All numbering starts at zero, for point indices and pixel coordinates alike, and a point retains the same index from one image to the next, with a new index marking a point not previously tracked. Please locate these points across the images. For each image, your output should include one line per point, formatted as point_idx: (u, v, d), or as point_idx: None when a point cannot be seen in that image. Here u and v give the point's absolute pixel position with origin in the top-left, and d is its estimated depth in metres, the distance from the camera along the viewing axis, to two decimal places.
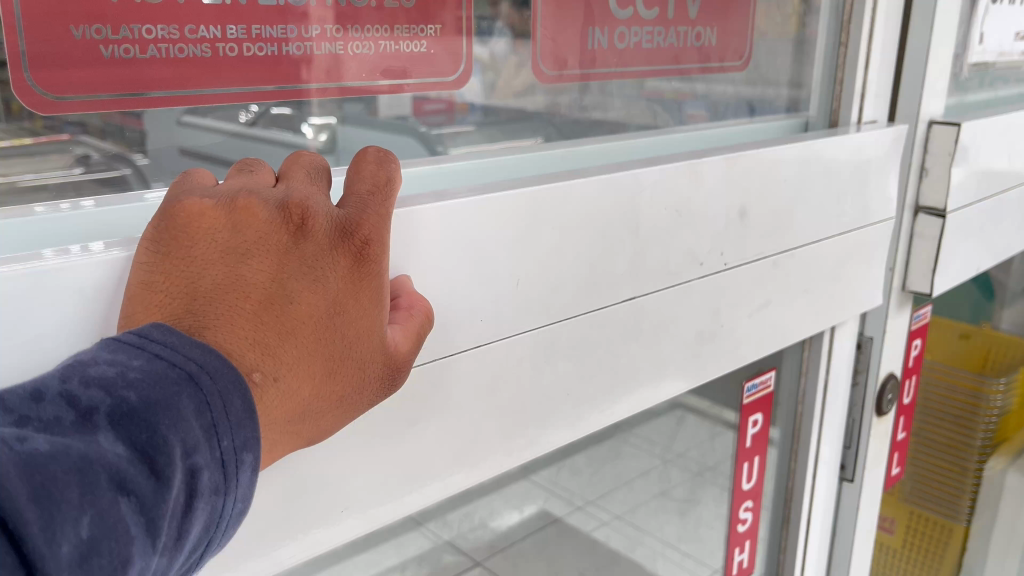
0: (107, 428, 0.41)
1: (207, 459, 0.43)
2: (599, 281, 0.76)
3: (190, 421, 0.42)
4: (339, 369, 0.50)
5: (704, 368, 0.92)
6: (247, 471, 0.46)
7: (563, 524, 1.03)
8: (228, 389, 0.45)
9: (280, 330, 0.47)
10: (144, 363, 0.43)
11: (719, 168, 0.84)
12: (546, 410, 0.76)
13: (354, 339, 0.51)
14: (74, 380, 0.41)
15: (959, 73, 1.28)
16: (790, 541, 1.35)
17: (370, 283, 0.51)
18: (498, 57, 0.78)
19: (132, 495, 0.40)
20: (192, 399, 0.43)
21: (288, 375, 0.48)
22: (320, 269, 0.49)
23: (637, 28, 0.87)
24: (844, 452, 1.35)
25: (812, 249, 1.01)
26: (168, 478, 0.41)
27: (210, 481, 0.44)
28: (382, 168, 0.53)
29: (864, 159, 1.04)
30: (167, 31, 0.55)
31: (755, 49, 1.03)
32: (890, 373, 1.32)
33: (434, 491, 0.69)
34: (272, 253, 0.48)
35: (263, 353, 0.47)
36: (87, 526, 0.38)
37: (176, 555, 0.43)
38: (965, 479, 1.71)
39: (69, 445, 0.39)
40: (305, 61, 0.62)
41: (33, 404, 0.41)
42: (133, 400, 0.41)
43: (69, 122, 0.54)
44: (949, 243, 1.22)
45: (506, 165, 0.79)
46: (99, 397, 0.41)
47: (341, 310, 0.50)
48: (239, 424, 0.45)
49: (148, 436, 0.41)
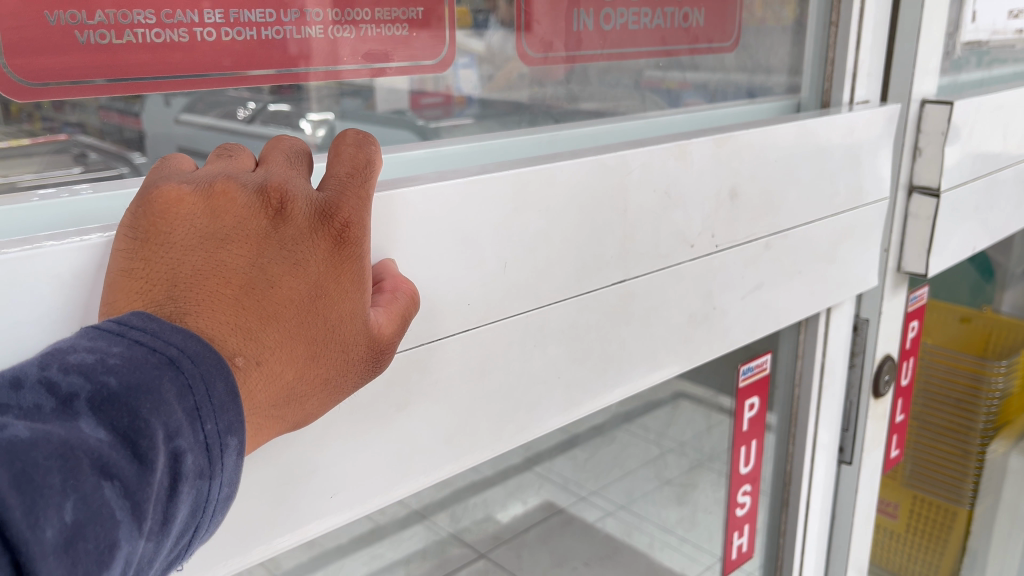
0: (88, 414, 0.41)
1: (190, 443, 0.43)
2: (588, 264, 0.76)
3: (172, 404, 0.42)
4: (324, 352, 0.50)
5: (698, 351, 0.92)
6: (232, 454, 0.46)
7: (566, 514, 1.03)
8: (210, 372, 0.45)
9: (259, 314, 0.48)
10: (124, 349, 0.42)
11: (707, 148, 0.84)
12: (536, 394, 0.76)
13: (337, 322, 0.50)
14: (53, 366, 0.41)
15: (953, 52, 1.27)
16: (789, 524, 1.35)
17: (352, 265, 0.50)
18: (495, 49, 0.78)
19: (116, 479, 0.39)
20: (173, 383, 0.43)
21: (270, 359, 0.48)
22: (301, 252, 0.48)
23: (624, 9, 0.86)
24: (842, 435, 1.35)
25: (804, 231, 1.01)
26: (151, 461, 0.41)
27: (194, 464, 0.43)
28: (361, 150, 0.53)
29: (856, 140, 1.04)
30: (143, 16, 0.54)
31: (745, 31, 1.02)
32: (887, 354, 1.32)
33: (426, 477, 0.69)
34: (251, 238, 0.47)
35: (245, 338, 0.47)
36: (70, 510, 0.37)
37: (163, 539, 0.43)
38: (968, 461, 1.71)
39: (50, 431, 0.38)
40: (293, 44, 0.62)
41: (13, 391, 0.40)
42: (114, 385, 0.41)
43: (68, 123, 0.55)
44: (944, 224, 1.22)
45: (495, 150, 0.78)
46: (79, 383, 0.41)
47: (322, 293, 0.49)
48: (223, 407, 0.45)
49: (130, 420, 0.41)
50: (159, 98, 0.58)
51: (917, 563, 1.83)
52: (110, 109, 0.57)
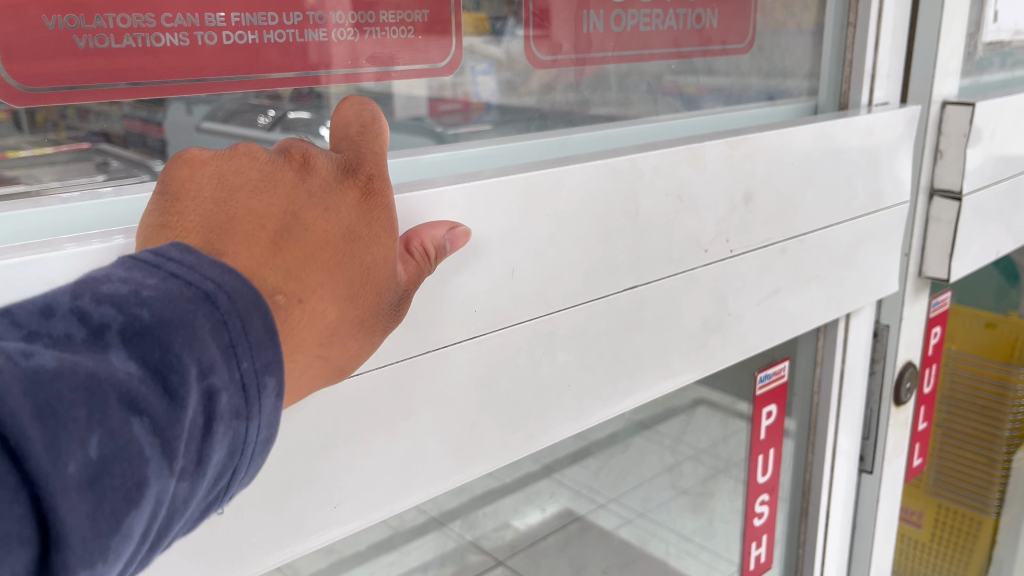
0: (119, 346, 0.37)
1: (226, 381, 0.39)
2: (599, 270, 0.75)
3: (206, 339, 0.38)
4: (362, 297, 0.49)
5: (712, 358, 0.91)
6: (270, 395, 0.41)
7: (585, 521, 1.02)
8: (248, 310, 0.41)
9: (296, 256, 0.46)
10: (159, 281, 0.39)
11: (720, 152, 0.82)
12: (546, 402, 0.75)
13: (372, 267, 0.49)
14: (86, 296, 0.38)
15: (973, 52, 1.24)
16: (808, 535, 1.32)
17: (381, 214, 0.50)
18: (515, 54, 0.78)
19: (144, 415, 0.36)
20: (208, 318, 0.39)
21: (311, 299, 0.46)
22: (330, 200, 0.48)
23: (635, 10, 0.85)
24: (863, 443, 1.33)
25: (822, 235, 0.99)
26: (182, 398, 0.37)
27: (230, 404, 0.39)
28: (364, 108, 0.53)
29: (875, 142, 1.02)
30: (143, 20, 0.53)
31: (759, 32, 1.00)
32: (908, 361, 1.29)
33: (431, 489, 0.68)
34: (280, 189, 0.47)
35: (285, 276, 0.45)
36: (95, 445, 0.34)
37: (198, 481, 0.39)
38: (994, 470, 1.67)
39: (77, 362, 0.35)
40: (312, 50, 0.62)
41: (43, 319, 0.37)
42: (146, 317, 0.38)
43: (92, 132, 0.56)
44: (965, 228, 1.19)
45: (509, 154, 0.77)
46: (110, 314, 0.37)
47: (355, 237, 0.48)
48: (260, 345, 0.41)
49: (162, 354, 0.37)
50: (182, 105, 0.58)
51: (940, 568, 1.84)
52: (133, 117, 0.57)
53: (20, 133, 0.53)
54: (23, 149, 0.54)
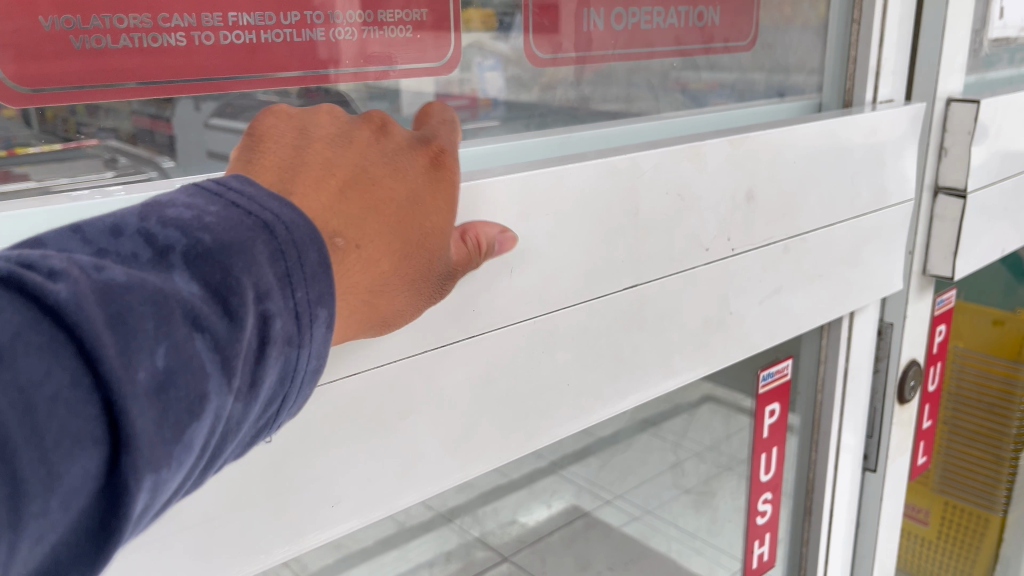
0: (183, 268, 0.40)
1: (279, 307, 0.42)
2: (599, 268, 0.75)
3: (263, 266, 0.42)
4: (409, 255, 0.53)
5: (714, 356, 0.90)
6: (320, 326, 0.45)
7: (591, 518, 1.02)
8: (303, 242, 0.44)
9: (360, 206, 0.50)
10: (220, 210, 0.43)
11: (721, 150, 0.82)
12: (546, 401, 0.75)
13: (423, 231, 0.54)
14: (152, 219, 0.41)
15: (979, 49, 1.23)
16: (812, 534, 1.32)
17: (443, 188, 0.55)
18: (521, 50, 0.78)
19: (206, 332, 0.39)
20: (266, 247, 0.42)
21: (366, 245, 0.50)
22: (398, 164, 0.54)
23: (636, 9, 0.84)
24: (867, 441, 1.32)
25: (825, 233, 0.98)
26: (241, 318, 0.40)
27: (283, 329, 0.43)
28: (443, 113, 0.61)
29: (879, 139, 1.01)
30: (139, 20, 0.53)
31: (762, 29, 1.00)
32: (912, 359, 1.29)
33: (430, 488, 0.68)
34: (355, 147, 0.53)
35: (347, 221, 0.50)
36: (162, 355, 0.36)
37: (252, 402, 0.42)
38: (1002, 467, 1.67)
39: (146, 279, 0.38)
40: (321, 48, 0.62)
41: (112, 238, 0.40)
42: (209, 242, 0.41)
43: (102, 129, 0.56)
44: (970, 226, 1.18)
45: (510, 153, 0.77)
46: (175, 237, 0.41)
47: (415, 202, 0.53)
48: (313, 277, 0.44)
49: (222, 277, 0.40)
50: (190, 101, 0.58)
51: (946, 568, 1.84)
52: (142, 114, 0.57)
53: (30, 129, 0.53)
54: (32, 146, 0.54)
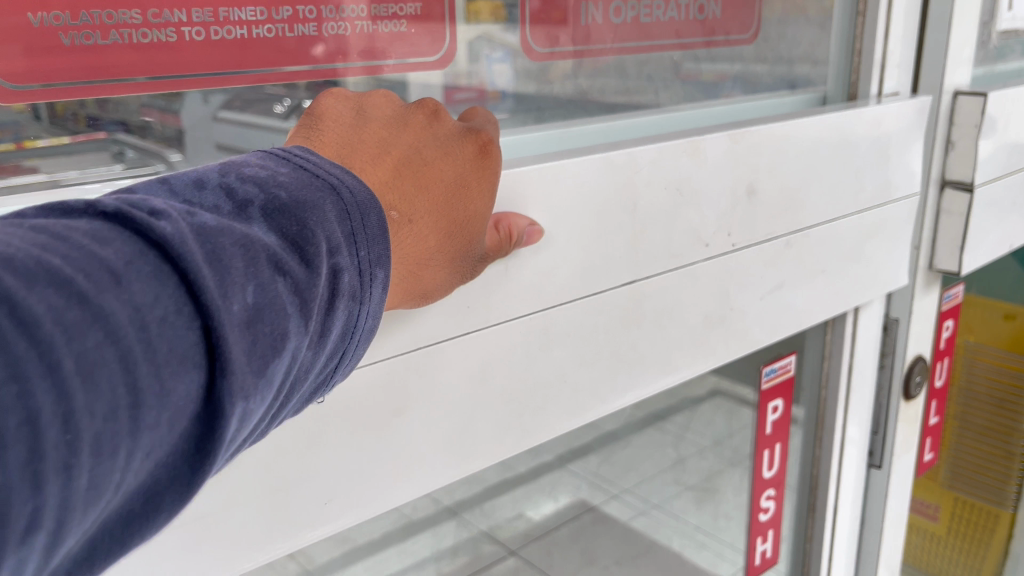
0: (261, 220, 0.41)
1: (346, 262, 0.44)
2: (597, 264, 0.74)
3: (332, 222, 0.43)
4: (456, 235, 0.55)
5: (715, 352, 0.90)
6: (378, 287, 0.46)
7: (599, 512, 1.01)
8: (365, 205, 0.46)
9: (413, 184, 0.53)
10: (291, 172, 0.44)
11: (721, 145, 0.81)
12: (542, 399, 0.74)
13: (471, 213, 0.56)
14: (231, 176, 0.43)
15: (986, 41, 1.21)
16: (815, 530, 1.31)
17: (492, 174, 0.57)
18: (524, 41, 0.77)
19: (288, 276, 0.40)
20: (334, 206, 0.44)
21: (418, 222, 0.53)
22: (450, 146, 0.55)
23: (635, 2, 0.83)
24: (872, 437, 1.31)
25: (828, 227, 0.97)
26: (318, 266, 0.41)
27: (349, 284, 0.44)
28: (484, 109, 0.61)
29: (884, 132, 1.00)
30: (129, 16, 0.53)
31: (765, 22, 0.98)
32: (918, 355, 1.27)
33: (426, 484, 0.68)
34: (410, 128, 0.55)
35: (400, 197, 0.52)
36: (252, 293, 0.37)
37: (319, 352, 0.43)
38: (1012, 464, 1.65)
39: (234, 224, 0.39)
40: (327, 41, 0.62)
41: (196, 190, 0.41)
42: (284, 198, 0.42)
43: (110, 122, 0.55)
44: (976, 221, 1.17)
45: (509, 147, 0.76)
46: (253, 193, 0.42)
47: (465, 185, 0.55)
48: (374, 238, 0.46)
49: (298, 229, 0.42)
50: (198, 94, 0.58)
51: (956, 565, 1.83)
52: (151, 107, 0.57)
53: (40, 123, 0.53)
54: (40, 139, 0.54)
